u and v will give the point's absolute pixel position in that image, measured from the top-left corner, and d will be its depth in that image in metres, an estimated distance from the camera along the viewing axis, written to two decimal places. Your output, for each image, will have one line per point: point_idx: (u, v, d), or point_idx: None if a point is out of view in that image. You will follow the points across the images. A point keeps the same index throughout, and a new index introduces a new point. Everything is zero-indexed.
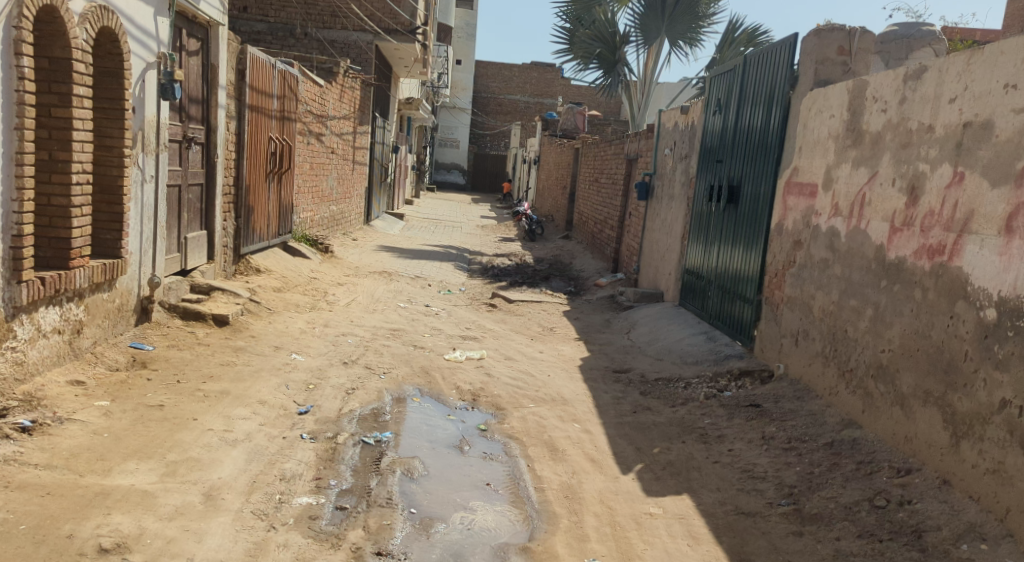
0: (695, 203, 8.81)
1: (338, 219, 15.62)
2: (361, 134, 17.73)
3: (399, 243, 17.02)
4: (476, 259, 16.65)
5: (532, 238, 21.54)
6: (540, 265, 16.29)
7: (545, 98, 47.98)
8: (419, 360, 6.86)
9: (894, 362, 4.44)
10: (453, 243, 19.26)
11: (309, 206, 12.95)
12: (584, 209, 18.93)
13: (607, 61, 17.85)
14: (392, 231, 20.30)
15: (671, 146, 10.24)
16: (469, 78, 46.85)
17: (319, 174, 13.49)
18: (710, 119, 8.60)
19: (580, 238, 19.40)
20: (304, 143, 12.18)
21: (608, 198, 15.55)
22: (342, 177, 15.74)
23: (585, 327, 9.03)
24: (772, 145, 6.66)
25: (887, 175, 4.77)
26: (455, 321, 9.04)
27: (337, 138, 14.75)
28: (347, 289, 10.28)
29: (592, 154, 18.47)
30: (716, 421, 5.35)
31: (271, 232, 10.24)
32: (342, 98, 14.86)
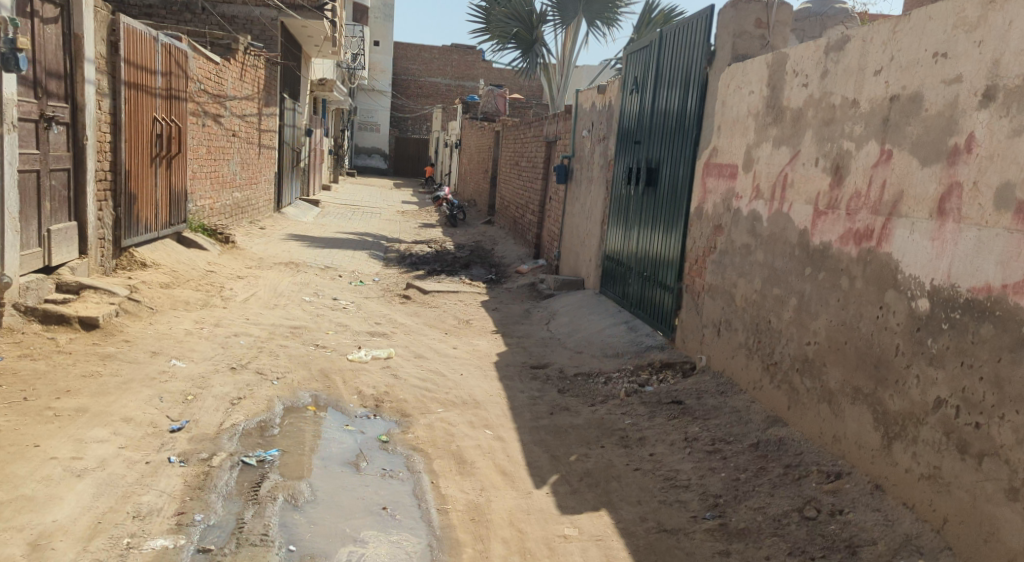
0: (613, 186, 8.46)
1: (242, 206, 14.88)
2: (265, 116, 16.98)
3: (310, 232, 16.34)
4: (393, 246, 16.09)
5: (453, 224, 21.03)
6: (460, 252, 15.83)
7: (467, 81, 47.31)
8: (319, 362, 6.34)
9: (821, 356, 4.14)
10: (370, 230, 18.63)
11: (207, 192, 12.24)
12: (505, 193, 18.53)
13: (524, 40, 17.36)
14: (305, 218, 19.55)
15: (589, 128, 9.88)
16: (388, 60, 45.83)
17: (217, 158, 12.83)
18: (627, 99, 8.25)
19: (501, 223, 18.99)
20: (198, 125, 11.55)
21: (528, 182, 15.15)
22: (244, 161, 14.99)
23: (503, 318, 8.61)
24: (690, 125, 6.32)
25: (810, 155, 4.44)
26: (364, 315, 8.52)
27: (236, 121, 14.07)
28: (248, 283, 9.63)
29: (511, 136, 18.05)
30: (637, 421, 5.00)
31: (160, 221, 9.63)
32: (240, 77, 14.24)
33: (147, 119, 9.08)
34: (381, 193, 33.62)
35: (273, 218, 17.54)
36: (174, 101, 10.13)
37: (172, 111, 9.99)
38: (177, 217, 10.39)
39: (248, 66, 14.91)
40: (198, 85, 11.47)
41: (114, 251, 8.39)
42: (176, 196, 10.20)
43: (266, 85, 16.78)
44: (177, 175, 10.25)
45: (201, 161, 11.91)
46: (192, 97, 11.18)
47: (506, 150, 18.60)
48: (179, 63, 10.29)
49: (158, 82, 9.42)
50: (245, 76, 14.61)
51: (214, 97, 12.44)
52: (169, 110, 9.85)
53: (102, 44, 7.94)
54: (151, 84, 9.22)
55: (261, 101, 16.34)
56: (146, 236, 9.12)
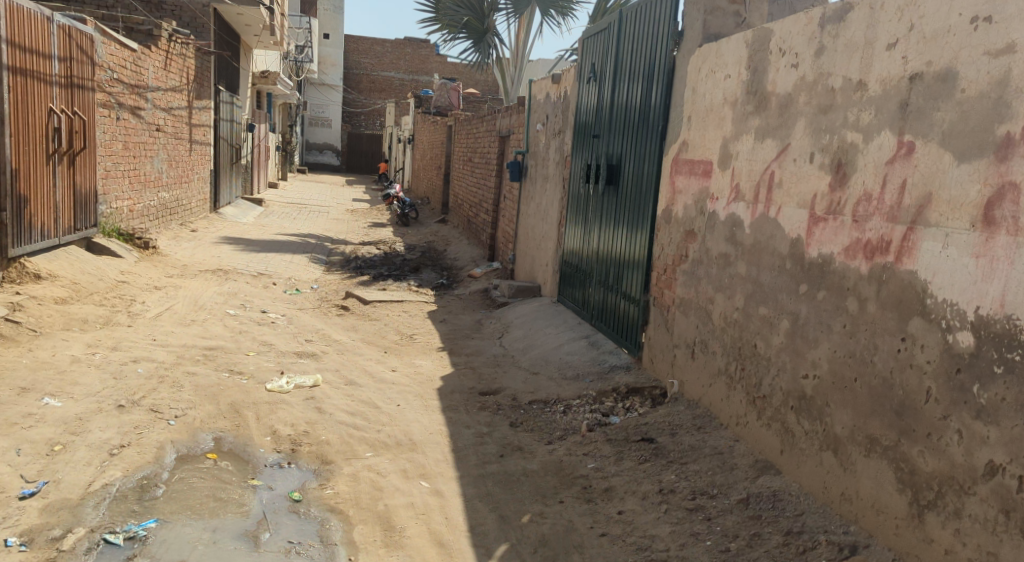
0: (571, 184, 7.67)
1: (169, 206, 13.91)
2: (196, 110, 16.02)
3: (248, 234, 15.38)
4: (338, 248, 15.16)
5: (405, 223, 20.11)
6: (410, 254, 14.96)
7: (421, 75, 46.23)
8: (231, 395, 5.47)
9: (821, 394, 3.39)
10: (315, 231, 17.68)
11: (121, 193, 11.31)
12: (458, 191, 17.64)
13: (474, 30, 16.49)
14: (245, 218, 18.57)
15: (543, 121, 9.07)
16: (339, 54, 44.57)
17: (135, 154, 12.04)
18: (583, 89, 7.47)
19: (455, 222, 18.12)
20: (109, 118, 10.83)
21: (481, 179, 14.33)
22: (169, 157, 14.03)
23: (450, 331, 7.78)
24: (656, 116, 5.56)
25: (802, 149, 3.68)
26: (294, 330, 7.65)
27: (157, 114, 13.32)
28: (165, 297, 8.69)
29: (463, 130, 17.19)
30: (601, 465, 4.21)
31: (60, 225, 8.93)
32: (161, 66, 13.44)
33: (41, 111, 8.41)
34: (332, 190, 32.52)
35: (208, 218, 16.54)
36: (77, 91, 9.47)
37: (73, 103, 9.31)
38: (84, 221, 9.69)
39: (173, 56, 14.21)
40: (108, 75, 10.80)
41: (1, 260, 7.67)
42: (81, 197, 9.50)
43: (195, 77, 15.80)
44: (82, 174, 9.56)
45: (115, 158, 11.15)
46: (100, 87, 10.51)
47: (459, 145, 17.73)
48: (82, 49, 9.61)
49: (54, 70, 8.77)
50: (166, 67, 13.74)
51: (128, 88, 11.67)
52: (69, 101, 9.17)
53: None
54: (44, 72, 8.55)
55: (188, 94, 15.35)
56: (42, 243, 8.42)
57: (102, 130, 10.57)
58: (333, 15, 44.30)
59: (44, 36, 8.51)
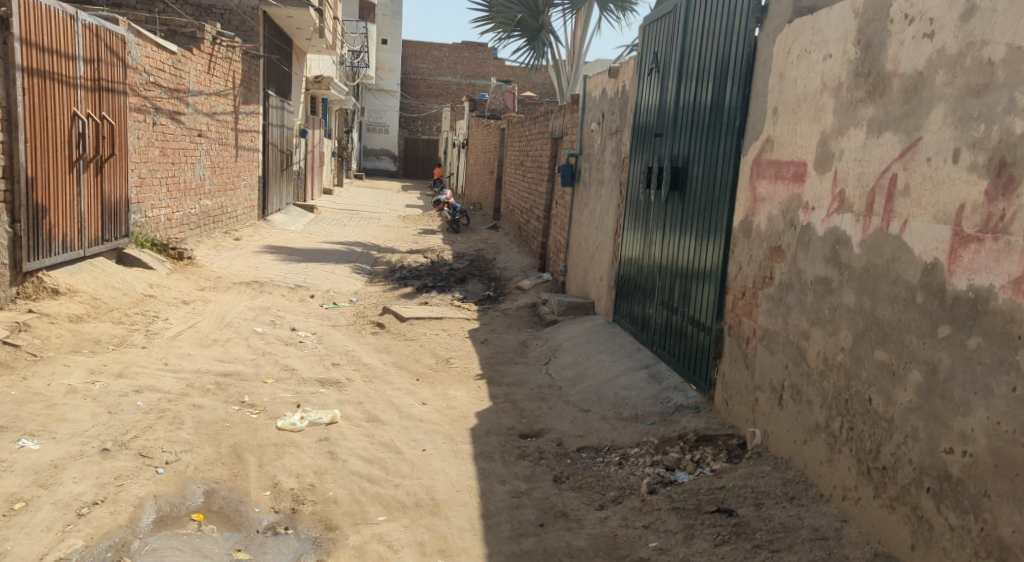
0: (629, 190, 6.80)
1: (211, 214, 13.46)
2: (243, 115, 15.58)
3: (293, 242, 14.86)
4: (385, 257, 14.54)
5: (456, 229, 19.44)
6: (459, 263, 14.25)
7: (478, 79, 45.70)
8: (234, 435, 4.77)
9: (976, 478, 2.61)
10: (363, 238, 17.12)
11: (157, 200, 10.84)
12: (511, 196, 16.86)
13: (529, 27, 15.69)
14: (293, 225, 18.15)
15: (599, 120, 8.20)
16: (396, 58, 44.31)
17: (174, 160, 11.55)
18: (644, 82, 6.59)
19: (507, 229, 17.36)
20: (144, 122, 10.34)
21: (534, 184, 13.54)
22: (212, 163, 13.58)
23: (492, 354, 7.00)
24: (731, 109, 4.67)
25: (943, 146, 2.83)
26: (321, 352, 6.97)
27: (200, 119, 12.89)
28: (190, 314, 8.11)
29: (516, 133, 16.43)
30: (665, 545, 3.35)
31: (85, 236, 8.42)
32: (203, 69, 12.99)
33: (63, 115, 7.90)
34: (386, 195, 32.14)
35: (254, 226, 16.12)
36: (106, 95, 8.96)
37: (102, 107, 8.80)
38: (113, 232, 9.19)
39: (217, 58, 13.80)
40: (144, 77, 10.30)
41: (15, 275, 7.15)
42: (110, 207, 9.01)
43: (241, 81, 15.37)
44: (111, 182, 9.05)
45: (152, 165, 10.68)
46: (135, 90, 10.00)
47: (511, 148, 16.96)
48: (112, 49, 9.10)
49: (79, 71, 8.25)
50: (208, 69, 13.27)
51: (166, 91, 11.16)
52: (97, 105, 8.67)
53: None
54: (68, 73, 8.04)
55: (233, 98, 14.91)
56: (63, 256, 7.91)
57: (136, 135, 10.06)
58: (391, 21, 43.99)
59: (66, 34, 8.02)
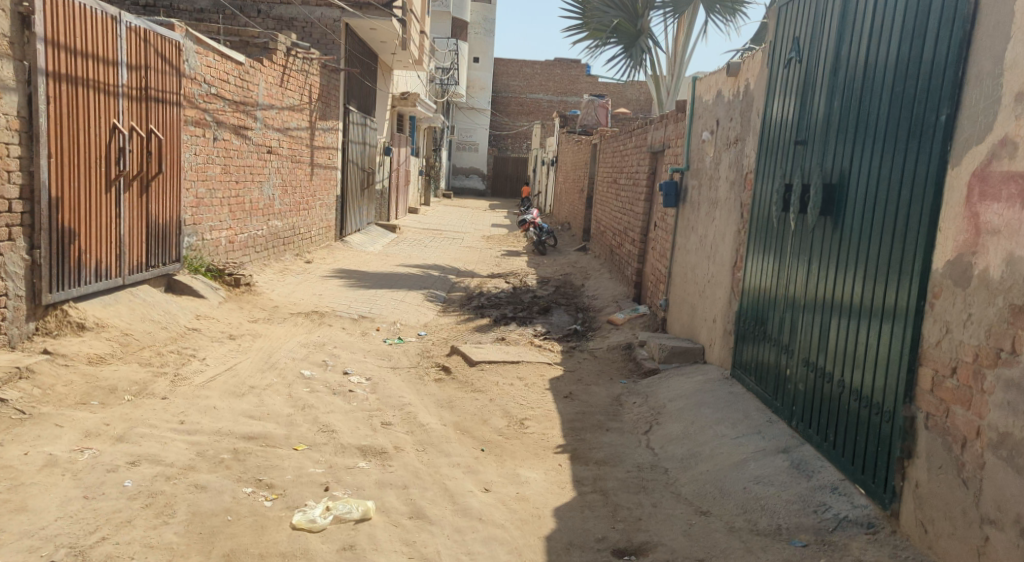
0: (754, 213, 5.43)
1: (281, 235, 12.62)
2: (320, 131, 14.78)
3: (368, 265, 13.92)
4: (464, 282, 13.41)
5: (542, 252, 18.20)
6: (544, 290, 13.00)
7: (570, 95, 44.52)
8: (233, 536, 3.62)
9: None
10: (443, 261, 16.06)
11: (216, 222, 10.00)
12: (603, 217, 15.50)
13: (625, 34, 14.34)
14: (372, 246, 17.31)
15: (712, 128, 6.82)
16: (487, 77, 43.57)
17: (238, 178, 10.70)
18: (774, 79, 5.23)
19: (597, 252, 16.00)
20: (204, 139, 9.50)
21: (629, 203, 12.16)
22: (283, 182, 12.76)
23: (578, 413, 5.69)
24: (934, 101, 3.35)
25: None
26: (372, 408, 5.81)
27: (270, 137, 12.08)
28: (233, 354, 7.12)
29: (608, 147, 15.08)
30: None
31: (125, 262, 7.55)
32: (276, 82, 12.18)
33: (101, 128, 7.05)
34: (473, 215, 31.24)
35: (329, 247, 15.31)
36: (156, 106, 8.11)
37: (150, 120, 7.96)
38: (161, 257, 8.33)
39: (293, 71, 13.00)
40: (204, 89, 9.46)
41: (34, 308, 6.29)
42: (155, 229, 8.14)
43: (320, 96, 14.57)
44: (158, 202, 8.20)
45: (212, 185, 9.84)
46: (194, 102, 9.16)
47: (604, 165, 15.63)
48: (163, 56, 8.25)
49: (124, 79, 7.41)
50: (281, 82, 12.45)
51: (231, 105, 10.32)
52: (143, 117, 7.82)
53: (5, 17, 5.91)
54: (111, 81, 7.22)
55: (310, 113, 14.10)
56: (96, 285, 7.03)
57: (193, 151, 9.21)
58: (483, 38, 43.26)
59: (110, 38, 7.19)
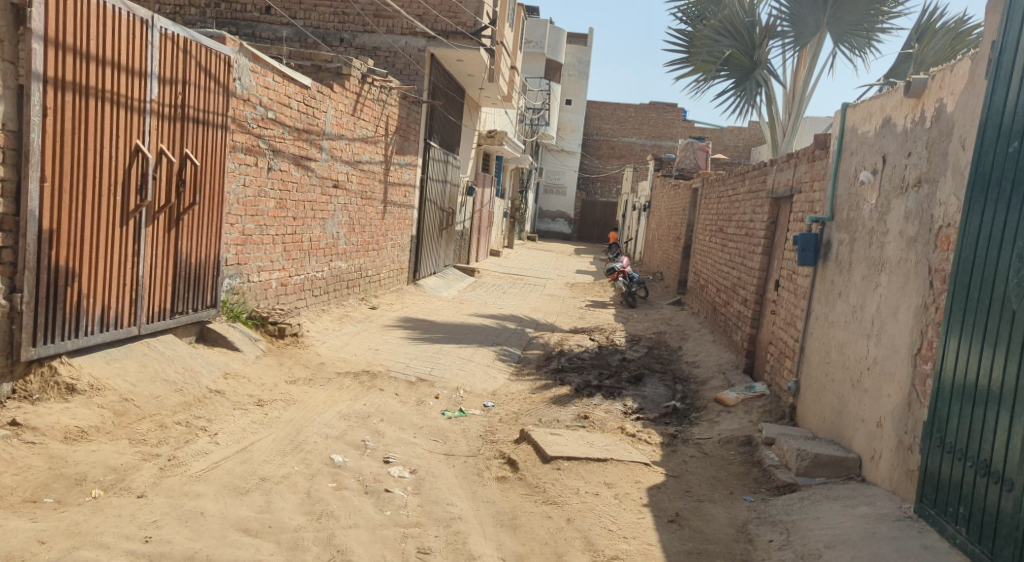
0: (964, 292, 3.84)
1: (343, 277, 11.44)
2: (397, 167, 13.65)
3: (438, 313, 12.62)
4: (544, 338, 11.93)
5: (631, 305, 16.60)
6: (635, 351, 11.40)
7: (664, 140, 42.90)
8: None
9: None
10: (522, 310, 14.65)
11: (266, 262, 8.84)
12: (704, 270, 13.82)
13: (739, 67, 12.73)
14: (446, 291, 16.07)
15: (879, 167, 5.15)
16: (579, 119, 42.44)
17: (295, 214, 9.55)
18: (1008, 102, 3.68)
19: (695, 308, 14.31)
20: (257, 169, 8.36)
21: (740, 257, 10.48)
22: (350, 220, 11.60)
23: (689, 554, 4.11)
24: None
25: None
26: (410, 527, 4.36)
27: (338, 170, 10.93)
28: (256, 427, 5.81)
29: (713, 193, 13.45)
30: None
31: (142, 308, 6.37)
32: (347, 111, 11.06)
33: (121, 149, 5.89)
34: (557, 260, 29.85)
35: (398, 291, 14.12)
36: (196, 127, 6.94)
37: (187, 143, 6.78)
38: (190, 302, 7.13)
39: (368, 100, 11.90)
40: (260, 113, 8.32)
41: (10, 365, 5.15)
42: (183, 268, 6.94)
43: (397, 129, 13.46)
44: (191, 238, 7.01)
45: (264, 221, 8.69)
46: (246, 127, 8.04)
47: (707, 213, 13.97)
48: (209, 71, 7.08)
49: (154, 93, 6.25)
50: (354, 112, 11.34)
51: (291, 133, 9.18)
52: (178, 139, 6.65)
53: None
54: (137, 93, 6.05)
55: (386, 146, 12.97)
56: (100, 336, 5.85)
57: (241, 182, 8.06)
58: (577, 80, 42.24)
59: (140, 45, 6.07)
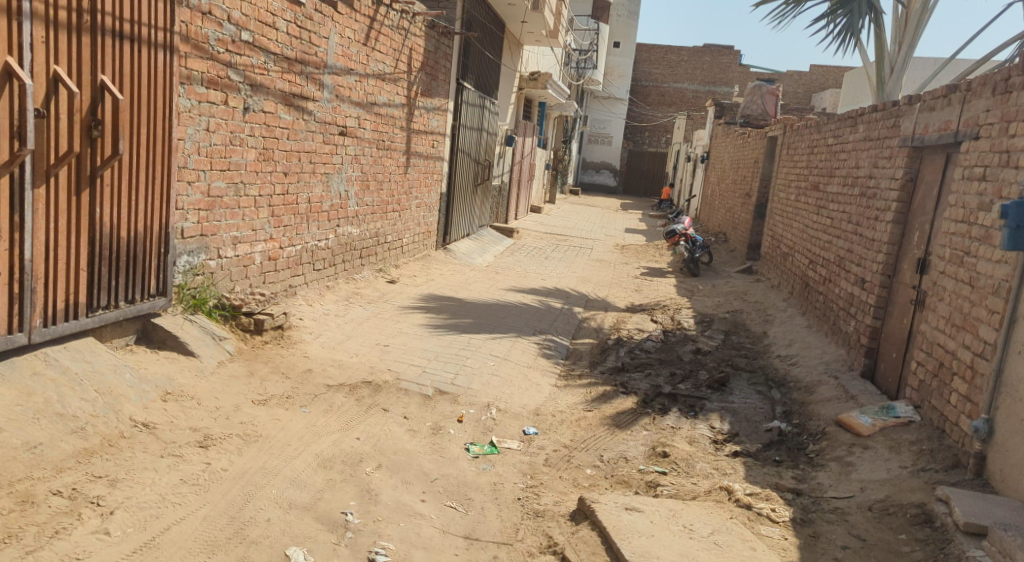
0: None
1: (355, 246, 9.49)
2: (422, 111, 11.53)
3: (470, 287, 10.65)
4: (596, 320, 9.90)
5: (694, 272, 14.56)
6: (709, 339, 9.32)
7: (719, 86, 40.04)
8: None
9: None
10: (568, 281, 12.61)
11: (246, 231, 6.90)
12: (789, 235, 11.65)
13: None
14: (480, 257, 14.10)
15: None
16: (627, 64, 39.67)
17: (287, 168, 7.55)
18: None
19: (774, 280, 12.19)
20: (226, 109, 6.34)
21: (851, 224, 8.28)
22: (363, 175, 9.58)
23: None
24: None
25: None
26: None
27: (348, 114, 8.87)
28: (185, 492, 3.90)
29: (810, 143, 11.09)
30: None
31: (33, 304, 4.40)
32: (358, 39, 8.95)
33: None
34: (602, 216, 27.65)
35: (424, 259, 12.15)
36: (125, 46, 4.88)
37: (105, 67, 4.73)
38: (122, 293, 5.12)
39: (386, 26, 9.76)
40: (229, 33, 6.27)
41: None
42: (112, 246, 4.96)
43: (423, 64, 11.31)
44: (119, 205, 4.97)
45: (240, 179, 6.71)
46: (208, 49, 6.01)
47: (798, 167, 11.62)
48: None
49: None
50: (367, 41, 9.24)
51: (277, 62, 7.13)
52: (91, 60, 4.62)
53: None
54: None
55: (410, 86, 10.87)
56: None
57: (204, 127, 6.06)
58: (626, 21, 39.43)
59: None
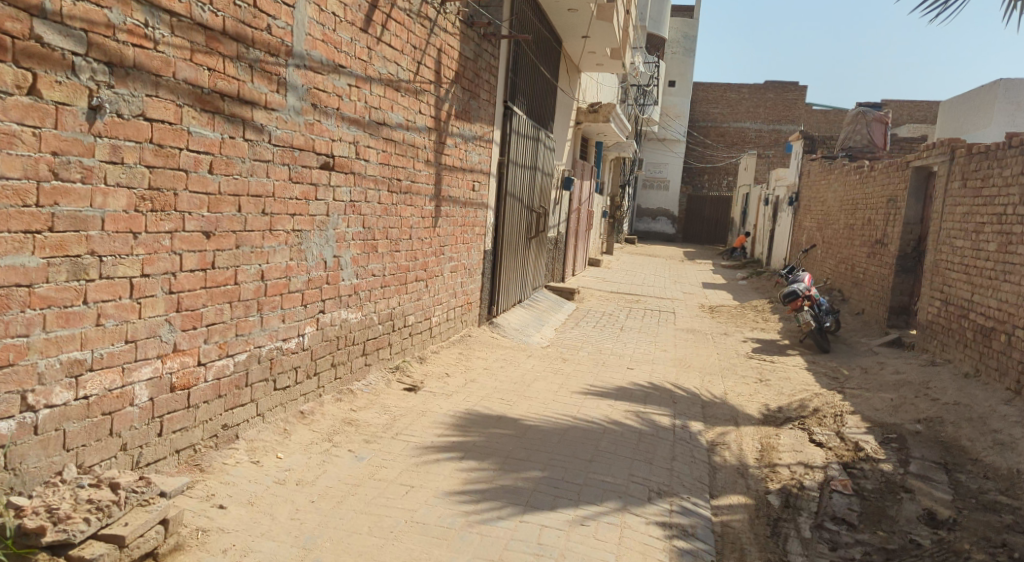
0: None
1: (354, 339, 6.12)
2: (459, 140, 8.25)
3: (526, 391, 7.22)
4: (731, 451, 6.28)
5: (825, 347, 10.99)
6: (930, 489, 5.70)
7: (785, 124, 36.51)
8: None
9: None
10: (662, 371, 9.07)
11: (103, 344, 3.58)
12: (998, 304, 8.01)
13: None
14: (537, 333, 10.67)
15: None
16: (685, 103, 36.31)
17: (211, 223, 4.22)
18: None
19: (966, 366, 8.53)
20: (33, 103, 3.22)
21: None
22: (368, 233, 6.25)
23: None
24: None
25: None
26: None
27: (337, 136, 5.55)
28: None
29: None
30: None
31: None
32: (352, 21, 5.66)
33: None
34: (669, 268, 24.04)
35: (462, 342, 8.76)
36: None
37: None
38: None
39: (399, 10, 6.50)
40: None
41: None
42: None
43: (459, 74, 8.04)
44: None
45: (87, 246, 3.47)
46: None
47: (1019, 205, 8.02)
48: None
49: None
50: (369, 27, 5.96)
51: (177, 31, 3.84)
52: None
53: None
54: None
55: (438, 104, 7.57)
56: None
57: None
58: (682, 58, 36.34)
59: None
